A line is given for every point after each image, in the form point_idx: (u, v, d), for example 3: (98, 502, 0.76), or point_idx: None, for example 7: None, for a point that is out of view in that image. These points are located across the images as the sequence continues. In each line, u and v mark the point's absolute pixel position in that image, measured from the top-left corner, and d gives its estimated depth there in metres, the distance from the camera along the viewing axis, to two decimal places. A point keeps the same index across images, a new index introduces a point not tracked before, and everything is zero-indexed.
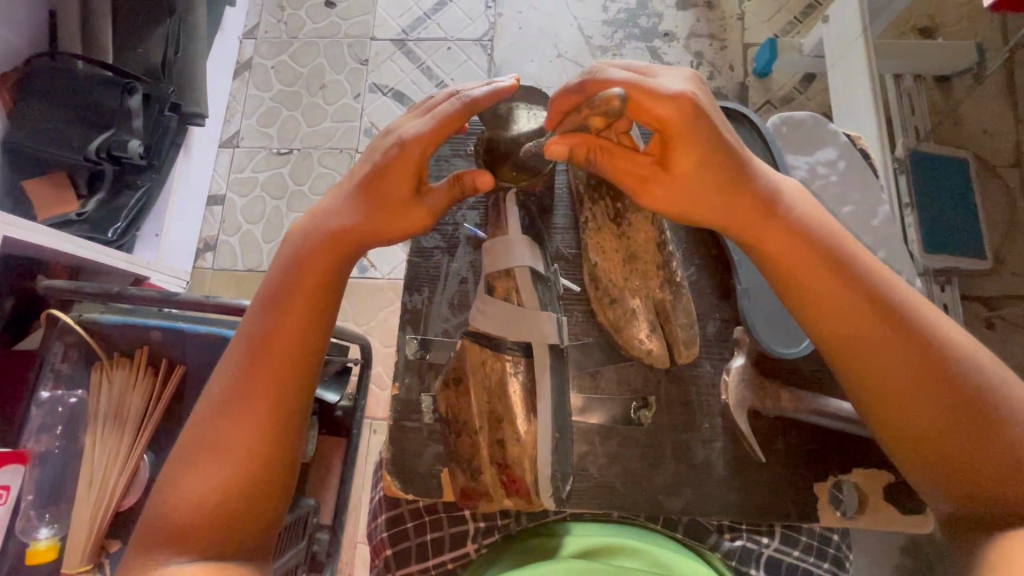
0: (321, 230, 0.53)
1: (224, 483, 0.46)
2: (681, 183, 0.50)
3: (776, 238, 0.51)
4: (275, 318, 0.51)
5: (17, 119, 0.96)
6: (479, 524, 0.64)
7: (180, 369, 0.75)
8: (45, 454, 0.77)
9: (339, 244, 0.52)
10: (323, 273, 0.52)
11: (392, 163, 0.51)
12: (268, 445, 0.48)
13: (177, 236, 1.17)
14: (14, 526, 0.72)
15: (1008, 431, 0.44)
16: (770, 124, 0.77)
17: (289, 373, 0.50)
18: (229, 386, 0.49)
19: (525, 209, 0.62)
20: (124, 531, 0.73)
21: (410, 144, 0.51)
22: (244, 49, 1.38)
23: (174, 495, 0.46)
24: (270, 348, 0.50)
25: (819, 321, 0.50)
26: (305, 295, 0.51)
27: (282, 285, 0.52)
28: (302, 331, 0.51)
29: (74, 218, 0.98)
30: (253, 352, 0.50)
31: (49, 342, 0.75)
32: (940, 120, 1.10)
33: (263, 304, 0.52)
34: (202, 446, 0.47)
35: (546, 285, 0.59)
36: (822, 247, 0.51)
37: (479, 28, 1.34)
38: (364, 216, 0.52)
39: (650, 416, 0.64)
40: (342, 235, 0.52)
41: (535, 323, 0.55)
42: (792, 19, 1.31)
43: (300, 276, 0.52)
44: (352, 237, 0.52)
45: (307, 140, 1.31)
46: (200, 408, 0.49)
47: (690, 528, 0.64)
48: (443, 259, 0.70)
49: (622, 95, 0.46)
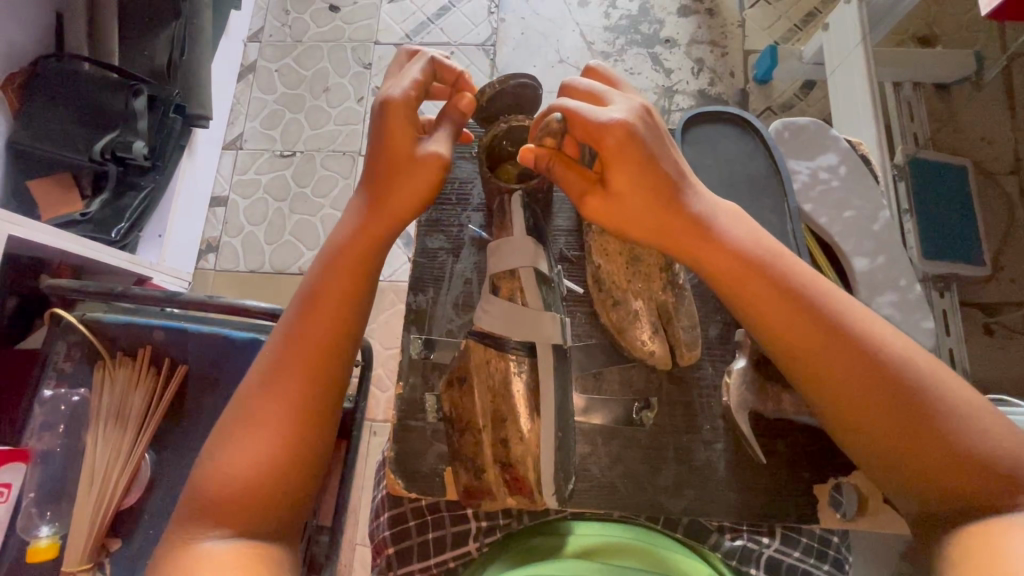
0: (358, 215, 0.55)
1: (262, 462, 0.48)
2: (622, 206, 0.51)
3: (727, 262, 0.51)
4: (306, 303, 0.53)
5: (24, 121, 0.97)
6: (481, 523, 0.64)
7: (182, 369, 0.75)
8: (47, 453, 0.76)
9: (372, 226, 0.54)
10: (342, 273, 0.53)
11: (392, 118, 0.54)
12: (297, 425, 0.49)
13: (179, 236, 1.18)
14: (15, 524, 0.72)
15: (953, 429, 0.46)
16: (771, 129, 0.77)
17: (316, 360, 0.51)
18: (266, 367, 0.51)
19: (531, 210, 0.62)
20: (124, 530, 0.73)
21: (398, 108, 0.53)
22: (249, 52, 1.39)
23: (214, 470, 0.48)
24: (301, 337, 0.52)
25: (778, 347, 0.51)
26: (335, 279, 0.53)
27: (313, 283, 0.54)
28: (331, 311, 0.52)
29: (79, 218, 0.98)
30: (289, 344, 0.51)
31: (53, 341, 0.76)
32: (938, 128, 1.11)
33: (304, 296, 0.54)
34: (244, 423, 0.49)
35: (550, 285, 0.59)
36: (760, 264, 0.51)
37: (482, 33, 1.35)
38: (387, 184, 0.54)
39: (652, 417, 0.65)
40: (376, 214, 0.54)
41: (540, 323, 0.56)
42: (792, 27, 1.32)
43: (332, 268, 0.54)
44: (384, 214, 0.54)
45: (310, 143, 1.32)
46: (243, 390, 0.52)
47: (691, 527, 0.64)
48: (448, 259, 0.71)
49: (561, 117, 0.50)
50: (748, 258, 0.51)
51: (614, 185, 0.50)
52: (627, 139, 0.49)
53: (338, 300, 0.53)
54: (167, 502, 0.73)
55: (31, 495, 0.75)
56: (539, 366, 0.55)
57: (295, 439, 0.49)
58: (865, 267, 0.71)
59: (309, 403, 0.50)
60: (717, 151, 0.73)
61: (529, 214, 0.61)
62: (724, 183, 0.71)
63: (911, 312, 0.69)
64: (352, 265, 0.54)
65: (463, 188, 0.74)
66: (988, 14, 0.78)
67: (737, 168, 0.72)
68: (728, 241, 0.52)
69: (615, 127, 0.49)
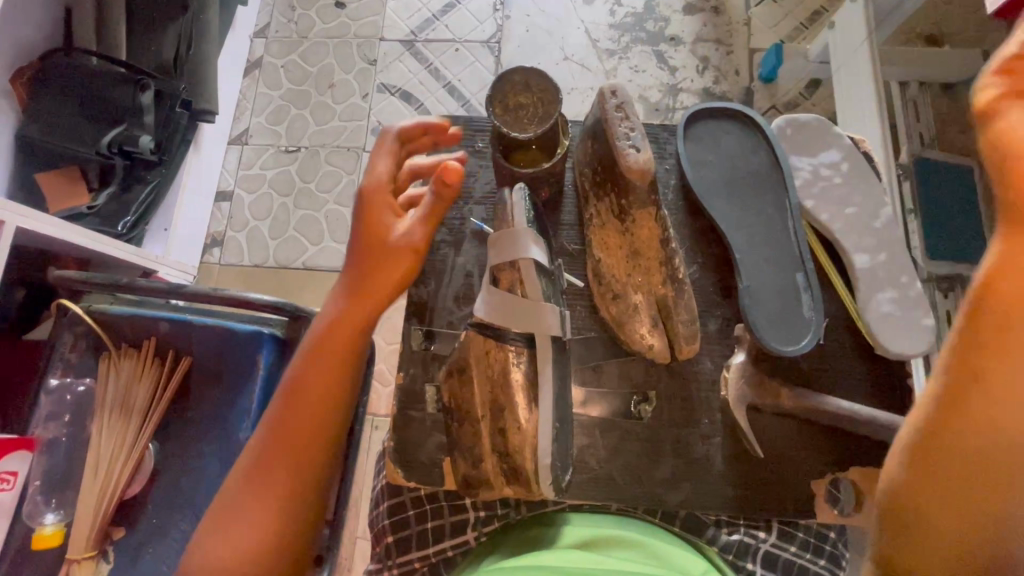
0: (340, 301, 0.57)
1: (253, 546, 0.52)
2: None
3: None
4: (296, 389, 0.55)
5: (32, 115, 0.98)
6: (480, 513, 0.64)
7: (186, 360, 0.76)
8: (53, 442, 0.77)
9: (353, 311, 0.56)
10: (330, 358, 0.55)
11: (373, 204, 0.57)
12: (284, 510, 0.53)
13: (186, 229, 1.19)
14: (21, 510, 0.73)
15: None
16: (775, 125, 0.75)
17: (302, 448, 0.54)
18: (256, 450, 0.54)
19: (533, 204, 0.62)
20: (127, 519, 0.74)
21: (377, 188, 0.57)
22: (255, 48, 1.40)
23: (206, 552, 0.53)
24: (289, 421, 0.54)
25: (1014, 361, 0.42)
26: (322, 371, 0.55)
27: (300, 368, 0.55)
28: (317, 400, 0.55)
29: (86, 210, 0.99)
30: (277, 428, 0.54)
31: (59, 332, 0.77)
32: (944, 127, 1.10)
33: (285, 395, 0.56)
34: (234, 509, 0.53)
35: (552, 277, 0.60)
36: None
37: (487, 30, 1.35)
38: (363, 273, 0.56)
39: (650, 410, 0.65)
40: (355, 302, 0.56)
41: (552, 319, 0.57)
42: (799, 25, 1.31)
43: (307, 367, 0.55)
44: (361, 303, 0.56)
45: (314, 139, 1.33)
46: (234, 474, 0.55)
47: (688, 520, 0.64)
48: (450, 252, 0.71)
49: None
50: None
51: None
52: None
53: (324, 389, 0.55)
54: (170, 492, 0.74)
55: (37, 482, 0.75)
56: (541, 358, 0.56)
57: (285, 519, 0.53)
58: (867, 263, 0.70)
59: (295, 491, 0.54)
60: (719, 146, 0.72)
61: (533, 211, 0.61)
62: (725, 178, 0.71)
63: (911, 309, 0.68)
64: (331, 356, 0.55)
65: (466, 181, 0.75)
66: (994, 11, 0.77)
67: (740, 164, 0.71)
68: None
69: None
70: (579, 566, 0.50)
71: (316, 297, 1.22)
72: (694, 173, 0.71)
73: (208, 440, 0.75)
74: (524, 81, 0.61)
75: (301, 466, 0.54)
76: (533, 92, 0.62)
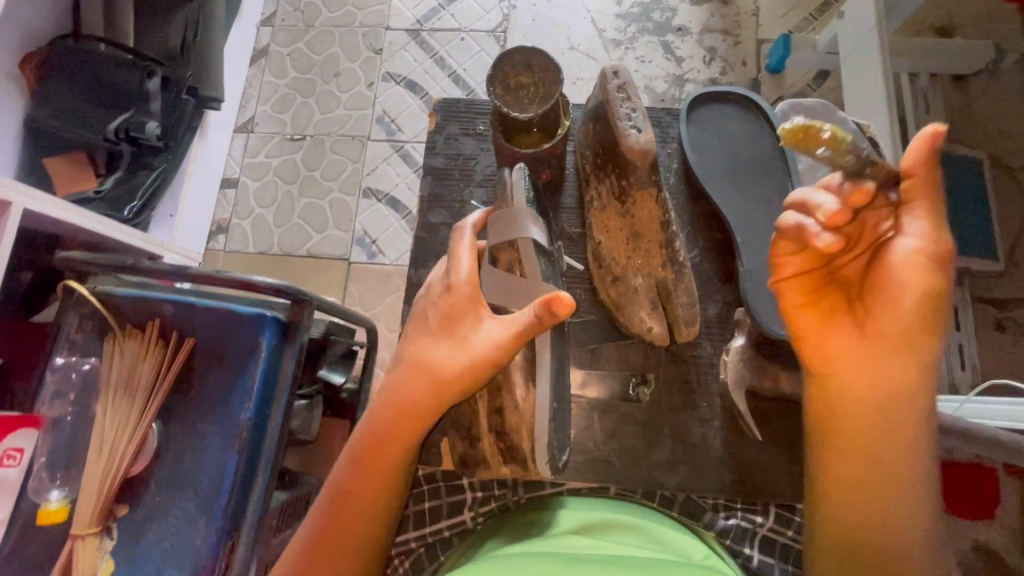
0: (414, 386, 0.51)
1: None
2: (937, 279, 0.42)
3: (851, 394, 0.46)
4: (359, 471, 0.51)
5: (40, 100, 0.99)
6: (477, 493, 0.65)
7: (189, 342, 0.76)
8: (58, 421, 0.78)
9: (431, 402, 0.51)
10: (401, 443, 0.51)
11: (458, 296, 0.53)
12: None
13: (192, 216, 1.20)
14: (27, 487, 0.74)
15: None
16: (779, 110, 0.76)
17: (358, 529, 0.50)
18: (311, 534, 0.50)
19: (533, 185, 0.62)
20: (130, 498, 0.74)
21: (460, 282, 0.53)
22: (262, 36, 1.40)
23: None
24: (348, 504, 0.50)
25: (852, 482, 0.47)
26: (387, 456, 0.51)
27: (364, 449, 0.51)
28: (377, 482, 0.51)
29: (93, 195, 1.00)
30: (335, 511, 0.50)
31: (65, 313, 0.78)
32: (954, 118, 1.09)
33: (331, 495, 0.51)
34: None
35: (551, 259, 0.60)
36: (876, 400, 0.45)
37: (493, 19, 1.35)
38: (439, 355, 0.51)
39: (648, 393, 0.66)
40: (439, 391, 0.51)
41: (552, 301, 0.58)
42: (808, 15, 1.30)
43: (360, 469, 0.51)
44: (444, 396, 0.51)
45: (319, 127, 1.33)
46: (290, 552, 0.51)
47: (686, 505, 0.64)
48: (449, 234, 0.73)
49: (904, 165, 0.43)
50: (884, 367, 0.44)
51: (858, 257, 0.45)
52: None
53: (388, 468, 0.51)
54: (173, 472, 0.75)
55: (43, 460, 0.77)
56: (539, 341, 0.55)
57: None
58: None
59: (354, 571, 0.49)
60: (721, 131, 0.72)
61: (534, 193, 0.61)
62: (728, 163, 0.70)
63: None
64: (402, 443, 0.51)
65: (467, 164, 0.76)
66: None
67: (743, 149, 0.71)
68: (859, 378, 0.45)
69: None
70: (575, 548, 0.49)
71: (320, 284, 1.23)
72: (697, 157, 0.71)
73: (210, 421, 0.75)
74: (526, 61, 0.61)
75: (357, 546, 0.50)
76: (534, 76, 0.62)
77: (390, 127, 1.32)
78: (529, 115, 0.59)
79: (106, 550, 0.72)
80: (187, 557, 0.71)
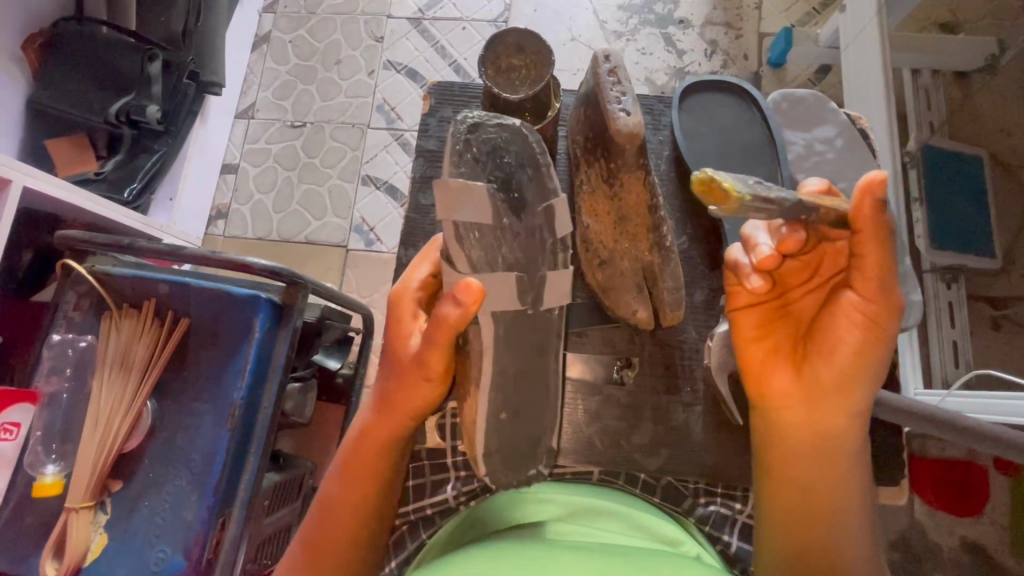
0: (378, 392, 0.54)
1: None
2: (873, 328, 0.43)
3: (798, 428, 0.47)
4: (338, 476, 0.54)
5: (42, 82, 1.00)
6: (460, 472, 0.65)
7: (184, 322, 0.77)
8: (55, 397, 0.80)
9: (399, 405, 0.53)
10: (372, 446, 0.54)
11: (401, 304, 0.55)
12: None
13: (191, 201, 1.21)
14: (23, 460, 0.76)
15: None
16: (770, 100, 0.76)
17: (351, 528, 0.52)
18: (308, 532, 0.53)
19: (503, 136, 0.51)
20: (123, 473, 0.76)
21: (404, 292, 0.55)
22: (264, 23, 1.41)
23: None
24: (334, 508, 0.52)
25: (801, 507, 0.47)
26: (365, 458, 0.53)
27: (343, 455, 0.55)
28: (357, 483, 0.53)
29: (94, 176, 1.01)
30: (322, 515, 0.52)
31: (63, 291, 0.79)
32: (952, 115, 1.10)
33: (322, 499, 0.54)
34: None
35: (512, 232, 0.50)
36: (827, 439, 0.46)
37: (495, 9, 1.35)
38: (396, 363, 0.53)
39: (632, 376, 0.67)
40: (399, 394, 0.53)
41: (505, 288, 0.50)
42: (810, 10, 1.29)
43: (343, 476, 0.54)
44: (406, 395, 0.53)
45: (320, 115, 1.33)
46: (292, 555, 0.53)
47: (667, 491, 0.66)
48: (441, 216, 0.74)
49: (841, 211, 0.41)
50: (830, 411, 0.45)
51: (805, 297, 0.46)
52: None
53: (368, 469, 0.53)
54: (164, 449, 0.76)
55: (38, 434, 0.78)
56: (479, 331, 0.51)
57: None
58: None
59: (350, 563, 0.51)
60: (713, 119, 0.73)
61: (502, 142, 0.51)
62: (717, 151, 0.71)
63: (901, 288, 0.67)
64: (372, 444, 0.54)
65: None
66: None
67: (733, 137, 0.71)
68: (807, 415, 0.46)
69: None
70: (557, 535, 0.50)
71: (317, 269, 1.24)
72: (687, 145, 0.71)
73: (204, 399, 0.76)
74: (519, 43, 0.62)
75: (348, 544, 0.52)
76: (526, 59, 0.63)
77: (390, 115, 1.32)
78: (513, 97, 0.60)
79: (99, 524, 0.74)
80: (178, 533, 0.72)
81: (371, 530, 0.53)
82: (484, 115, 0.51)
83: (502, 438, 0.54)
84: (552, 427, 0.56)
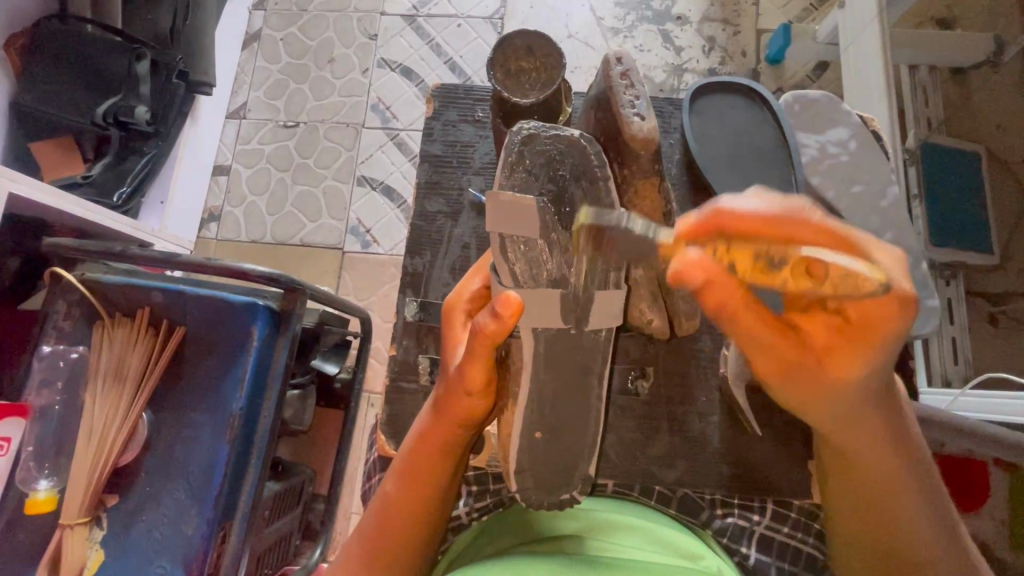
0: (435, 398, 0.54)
1: None
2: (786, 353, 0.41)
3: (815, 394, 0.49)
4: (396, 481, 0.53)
5: (26, 82, 0.97)
6: (471, 487, 0.65)
7: (180, 331, 0.75)
8: (46, 409, 0.78)
9: (455, 414, 0.52)
10: (429, 453, 0.53)
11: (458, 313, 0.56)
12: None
13: (182, 204, 1.18)
14: (14, 476, 0.74)
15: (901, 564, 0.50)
16: (782, 101, 0.76)
17: (406, 534, 0.52)
18: (363, 535, 0.53)
19: (562, 152, 0.48)
20: (120, 487, 0.74)
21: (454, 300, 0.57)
22: (254, 21, 1.37)
23: None
24: (392, 511, 0.52)
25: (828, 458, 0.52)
26: (422, 465, 0.53)
27: (399, 463, 0.54)
28: (414, 489, 0.52)
29: (81, 180, 0.97)
30: (381, 521, 0.52)
31: (52, 300, 0.76)
32: (952, 112, 1.09)
33: (376, 507, 0.53)
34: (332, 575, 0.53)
35: (561, 246, 0.48)
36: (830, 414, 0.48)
37: (490, 6, 1.33)
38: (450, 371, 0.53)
39: (646, 386, 0.66)
40: (452, 402, 0.52)
41: (548, 304, 0.48)
42: (808, 5, 1.29)
43: (402, 481, 0.53)
44: (459, 404, 0.52)
45: (313, 115, 1.31)
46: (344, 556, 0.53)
47: (683, 503, 0.64)
48: (447, 223, 0.73)
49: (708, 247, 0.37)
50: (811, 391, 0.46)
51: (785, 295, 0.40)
52: (769, 224, 0.34)
53: (424, 476, 0.53)
54: (161, 462, 0.74)
55: (30, 449, 0.76)
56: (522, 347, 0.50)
57: None
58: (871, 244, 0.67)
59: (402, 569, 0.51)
60: (723, 121, 0.72)
61: (559, 155, 0.48)
62: (728, 155, 0.70)
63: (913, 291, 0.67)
64: (429, 451, 0.53)
65: (464, 151, 0.75)
66: None
67: (744, 140, 0.70)
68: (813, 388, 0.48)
69: (743, 220, 0.35)
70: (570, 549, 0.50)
71: (313, 273, 1.22)
72: (698, 148, 0.70)
73: (201, 410, 0.74)
74: (526, 47, 0.61)
75: (401, 548, 0.51)
76: (533, 62, 0.62)
77: (385, 114, 1.30)
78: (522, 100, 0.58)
79: (95, 540, 0.72)
80: (177, 547, 0.71)
81: (426, 535, 0.52)
82: (542, 126, 0.48)
83: (534, 457, 0.52)
84: (590, 453, 0.53)
